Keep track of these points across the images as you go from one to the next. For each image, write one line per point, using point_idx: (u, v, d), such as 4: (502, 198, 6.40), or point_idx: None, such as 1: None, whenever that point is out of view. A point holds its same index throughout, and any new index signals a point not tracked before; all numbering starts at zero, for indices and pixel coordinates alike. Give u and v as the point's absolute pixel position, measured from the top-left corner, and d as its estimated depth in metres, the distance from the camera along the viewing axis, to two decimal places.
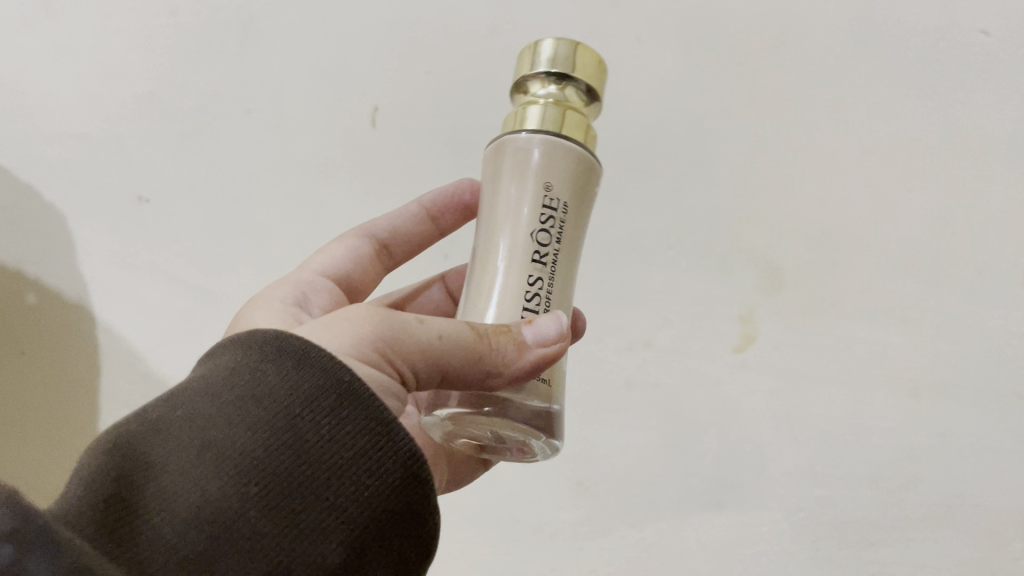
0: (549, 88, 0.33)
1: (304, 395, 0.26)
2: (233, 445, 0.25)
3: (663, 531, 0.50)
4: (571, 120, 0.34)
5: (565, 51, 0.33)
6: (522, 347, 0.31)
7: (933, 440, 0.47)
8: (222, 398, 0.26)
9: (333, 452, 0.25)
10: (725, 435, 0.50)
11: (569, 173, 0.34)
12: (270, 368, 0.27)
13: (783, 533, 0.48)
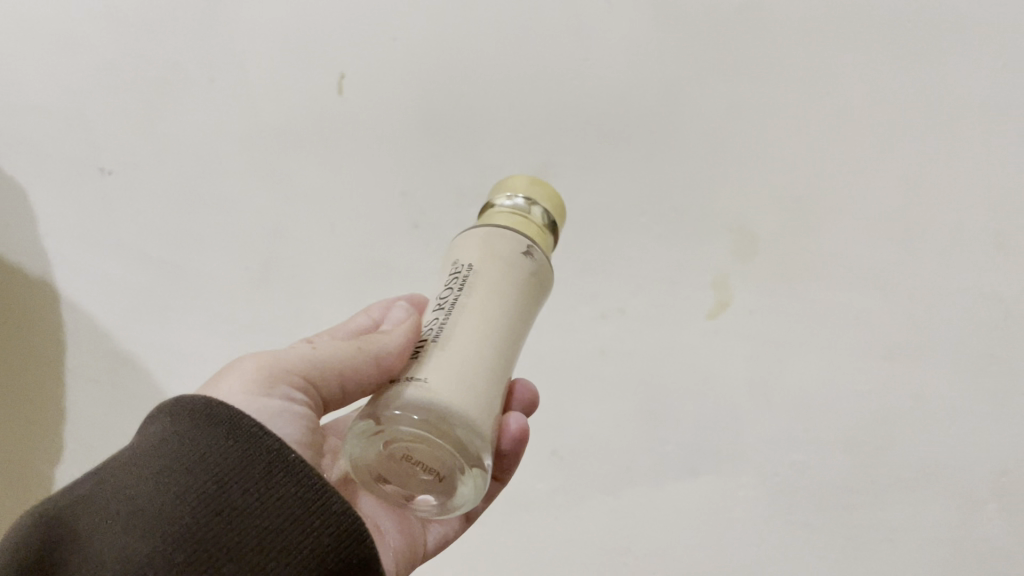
0: (516, 200, 0.34)
1: (234, 461, 0.27)
2: (155, 522, 0.25)
3: (639, 500, 0.49)
4: (524, 224, 0.34)
5: (530, 183, 0.35)
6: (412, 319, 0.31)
7: (908, 404, 0.47)
8: (145, 467, 0.27)
9: (263, 516, 0.26)
10: (701, 403, 0.50)
11: (495, 253, 0.32)
12: (200, 434, 0.28)
13: (761, 499, 0.48)
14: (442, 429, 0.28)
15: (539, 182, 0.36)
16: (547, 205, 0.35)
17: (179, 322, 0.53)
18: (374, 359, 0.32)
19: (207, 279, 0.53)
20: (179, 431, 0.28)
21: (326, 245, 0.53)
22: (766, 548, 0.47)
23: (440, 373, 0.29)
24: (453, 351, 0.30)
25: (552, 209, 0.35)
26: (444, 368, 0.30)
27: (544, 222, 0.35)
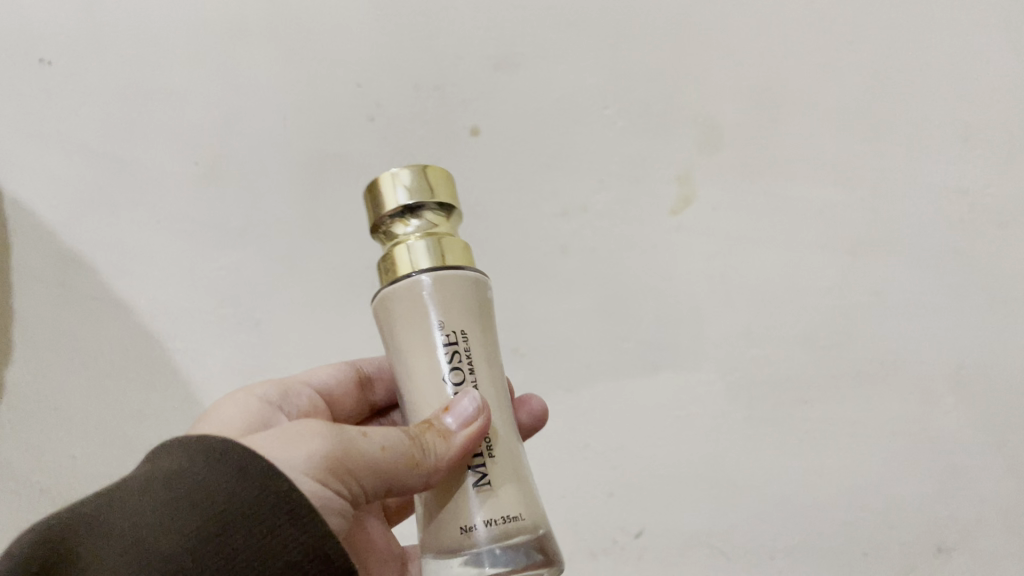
0: (411, 224, 0.32)
1: (239, 509, 0.25)
2: (155, 554, 0.24)
3: (599, 395, 0.49)
4: (441, 245, 0.31)
5: (411, 178, 0.31)
6: (446, 435, 0.30)
7: (868, 299, 0.47)
8: (158, 494, 0.26)
9: (259, 562, 0.25)
10: (661, 299, 0.49)
11: (471, 306, 0.32)
12: (208, 472, 0.26)
13: (718, 393, 0.48)
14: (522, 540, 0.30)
15: (413, 168, 0.32)
16: (440, 191, 0.32)
17: (126, 219, 0.50)
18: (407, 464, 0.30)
19: (153, 176, 0.50)
20: (193, 467, 0.26)
21: (280, 139, 0.50)
22: (727, 442, 0.48)
23: (504, 511, 0.30)
24: (506, 448, 0.32)
25: (443, 185, 0.32)
26: (510, 501, 0.30)
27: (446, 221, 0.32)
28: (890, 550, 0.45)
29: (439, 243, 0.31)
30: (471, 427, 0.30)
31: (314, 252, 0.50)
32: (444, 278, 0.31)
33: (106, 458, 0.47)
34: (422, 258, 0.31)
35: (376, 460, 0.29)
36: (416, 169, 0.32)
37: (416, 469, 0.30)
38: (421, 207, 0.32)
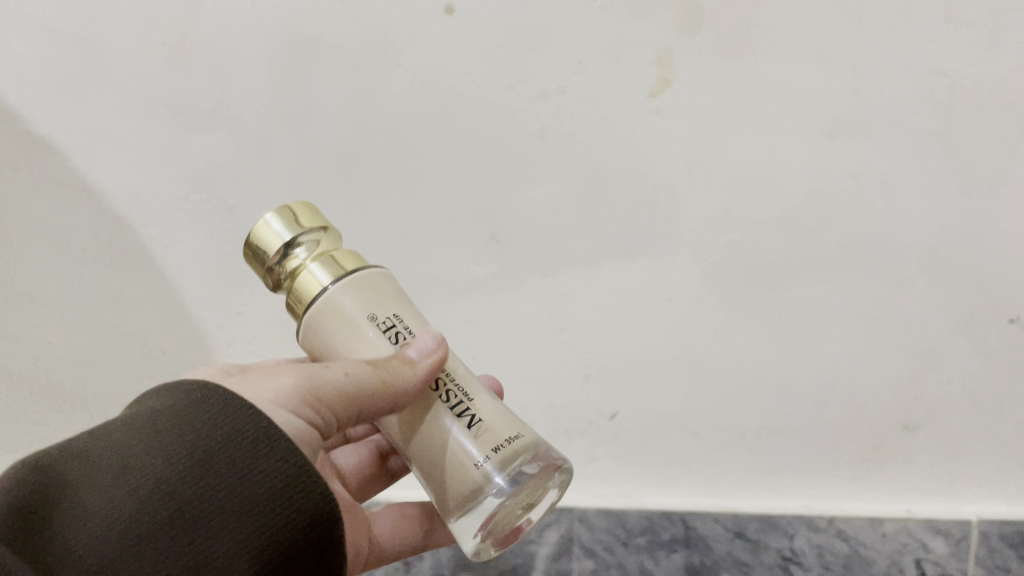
0: (304, 255, 0.32)
1: (219, 439, 0.28)
2: (148, 477, 0.27)
3: (576, 280, 0.50)
4: (340, 262, 0.32)
5: (284, 218, 0.32)
6: (411, 362, 0.31)
7: (845, 181, 0.47)
8: (150, 430, 0.28)
9: (242, 484, 0.27)
10: (640, 184, 0.48)
11: (394, 296, 0.33)
12: (192, 411, 0.29)
13: (694, 278, 0.49)
14: (523, 457, 0.32)
15: (278, 212, 0.32)
16: (311, 219, 0.33)
17: (93, 101, 0.48)
18: (379, 389, 0.30)
19: (118, 58, 0.47)
20: (179, 406, 0.29)
21: (246, 17, 0.46)
22: (703, 326, 0.49)
23: (505, 444, 0.32)
24: (479, 393, 0.33)
25: (310, 214, 0.33)
26: (498, 428, 0.32)
27: (330, 242, 0.33)
28: (856, 427, 0.49)
29: (336, 261, 0.32)
30: (434, 356, 0.32)
31: (282, 135, 0.48)
32: (364, 284, 0.32)
33: (86, 348, 0.50)
34: (327, 275, 0.32)
35: (344, 390, 0.30)
36: (280, 210, 0.32)
37: (383, 394, 0.30)
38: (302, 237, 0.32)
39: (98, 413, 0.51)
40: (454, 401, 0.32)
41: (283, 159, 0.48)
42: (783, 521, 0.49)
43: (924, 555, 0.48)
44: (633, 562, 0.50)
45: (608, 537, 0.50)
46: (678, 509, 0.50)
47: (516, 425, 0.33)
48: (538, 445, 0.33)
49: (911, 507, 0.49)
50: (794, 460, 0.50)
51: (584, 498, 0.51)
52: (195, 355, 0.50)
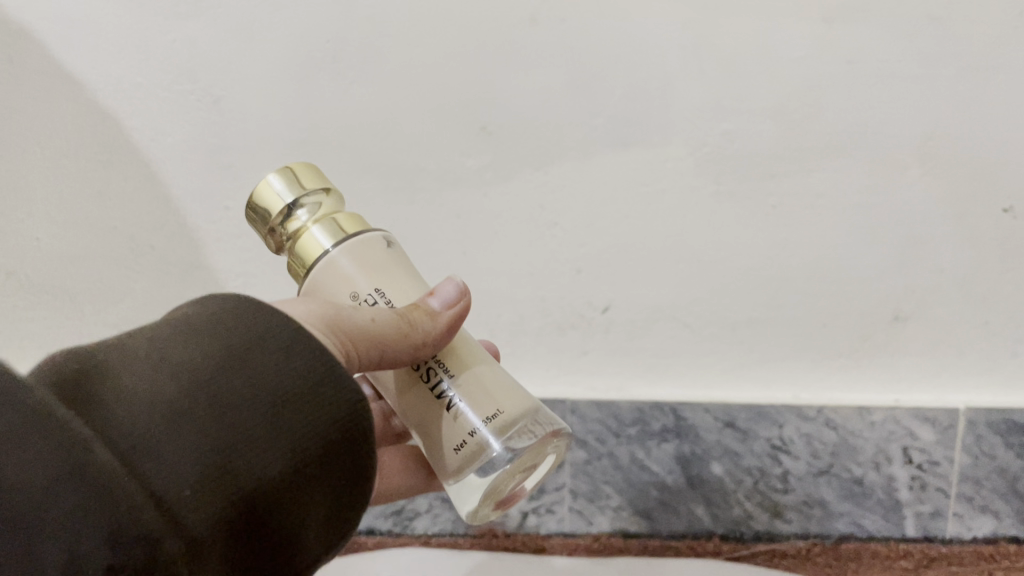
0: (303, 217, 0.32)
1: (257, 337, 0.26)
2: (184, 368, 0.25)
3: (568, 174, 0.48)
4: (336, 226, 0.32)
5: (286, 180, 0.32)
6: (434, 314, 0.32)
7: (842, 69, 0.45)
8: (172, 335, 0.26)
9: (283, 380, 0.26)
10: (634, 73, 0.46)
11: (386, 265, 0.33)
12: (217, 314, 0.27)
13: (688, 169, 0.47)
14: (520, 425, 0.32)
15: (281, 173, 0.32)
16: (314, 181, 0.33)
17: None
18: (403, 337, 0.31)
19: None
20: (204, 310, 0.27)
21: None
22: (693, 219, 0.48)
23: (498, 411, 0.32)
24: (478, 362, 0.34)
25: (313, 174, 0.33)
26: (495, 397, 0.32)
27: (333, 205, 0.33)
28: (847, 318, 0.49)
29: (333, 224, 0.32)
30: (456, 312, 0.33)
31: (258, 24, 0.45)
32: (365, 252, 0.32)
33: (77, 242, 0.50)
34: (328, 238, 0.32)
35: (369, 330, 0.30)
36: (285, 170, 0.33)
37: (405, 342, 0.31)
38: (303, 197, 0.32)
39: (88, 307, 0.51)
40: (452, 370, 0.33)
41: (257, 50, 0.46)
42: (773, 411, 0.49)
43: (911, 443, 0.49)
44: (624, 452, 0.50)
45: (599, 428, 0.50)
46: (669, 399, 0.50)
47: (515, 393, 0.33)
48: (536, 412, 0.33)
49: (899, 396, 0.49)
50: (786, 351, 0.50)
51: (578, 391, 0.51)
52: (182, 251, 0.49)
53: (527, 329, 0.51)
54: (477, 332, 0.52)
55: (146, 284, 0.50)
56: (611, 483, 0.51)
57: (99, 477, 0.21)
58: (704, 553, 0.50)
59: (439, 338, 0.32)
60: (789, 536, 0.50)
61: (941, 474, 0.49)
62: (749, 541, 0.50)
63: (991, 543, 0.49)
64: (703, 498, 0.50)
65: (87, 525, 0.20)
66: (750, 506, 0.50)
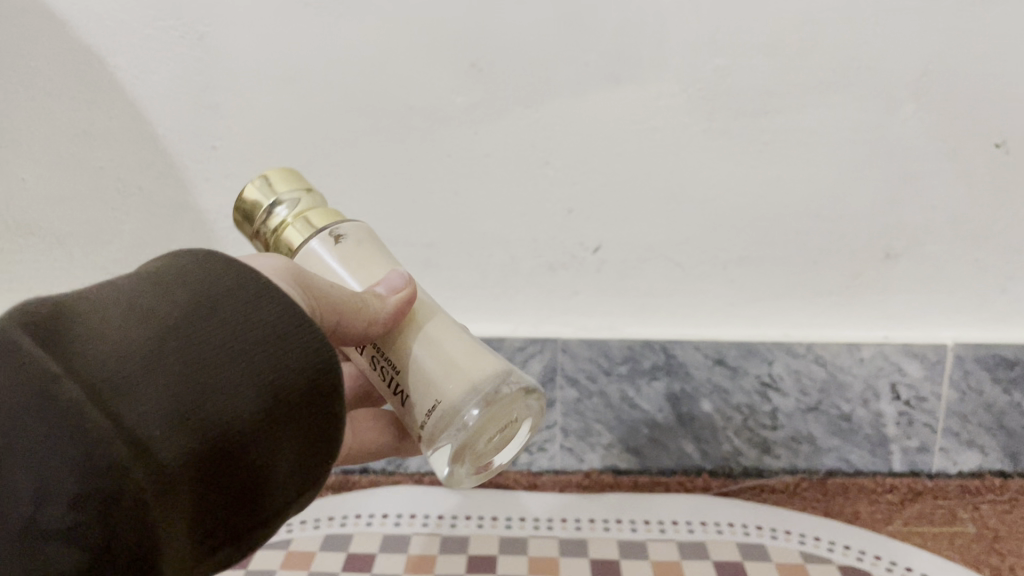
0: (277, 216, 0.35)
1: (225, 289, 0.27)
2: (155, 315, 0.25)
3: (559, 113, 0.46)
4: (304, 222, 0.35)
5: (258, 188, 0.35)
6: (385, 290, 0.33)
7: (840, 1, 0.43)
8: (143, 287, 0.26)
9: (252, 327, 0.26)
10: (625, 5, 0.43)
11: (349, 253, 0.35)
12: (188, 267, 0.27)
13: (681, 107, 0.46)
14: (490, 384, 0.33)
15: (255, 182, 0.36)
16: (286, 184, 0.36)
17: None
18: (358, 313, 0.32)
19: None
20: (195, 257, 0.28)
21: None
22: (687, 155, 0.47)
23: (466, 373, 0.33)
24: (447, 331, 0.35)
25: (285, 178, 0.36)
26: (464, 361, 0.33)
27: (306, 202, 0.36)
28: (837, 255, 0.49)
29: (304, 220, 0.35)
30: (408, 288, 0.34)
31: None
32: (339, 243, 0.35)
33: (64, 182, 0.49)
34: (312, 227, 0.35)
35: (325, 295, 0.31)
36: (258, 179, 0.36)
37: (360, 314, 0.32)
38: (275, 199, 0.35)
39: (77, 249, 0.51)
40: (418, 340, 0.34)
41: None
42: (763, 348, 0.49)
43: (899, 378, 0.49)
44: (615, 390, 0.51)
45: (591, 366, 0.51)
46: (659, 337, 0.50)
47: (485, 357, 0.34)
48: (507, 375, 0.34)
49: (887, 333, 0.50)
50: (773, 288, 0.50)
51: (569, 331, 0.51)
52: (172, 191, 0.49)
53: (518, 270, 0.51)
54: (469, 273, 0.51)
55: (134, 225, 0.50)
56: (602, 421, 0.51)
57: (69, 413, 0.22)
58: (693, 488, 0.51)
59: (391, 312, 0.33)
60: (778, 472, 0.51)
61: (928, 410, 0.49)
62: (738, 476, 0.51)
63: (977, 478, 0.50)
64: (692, 435, 0.51)
65: (57, 455, 0.21)
66: (739, 442, 0.51)
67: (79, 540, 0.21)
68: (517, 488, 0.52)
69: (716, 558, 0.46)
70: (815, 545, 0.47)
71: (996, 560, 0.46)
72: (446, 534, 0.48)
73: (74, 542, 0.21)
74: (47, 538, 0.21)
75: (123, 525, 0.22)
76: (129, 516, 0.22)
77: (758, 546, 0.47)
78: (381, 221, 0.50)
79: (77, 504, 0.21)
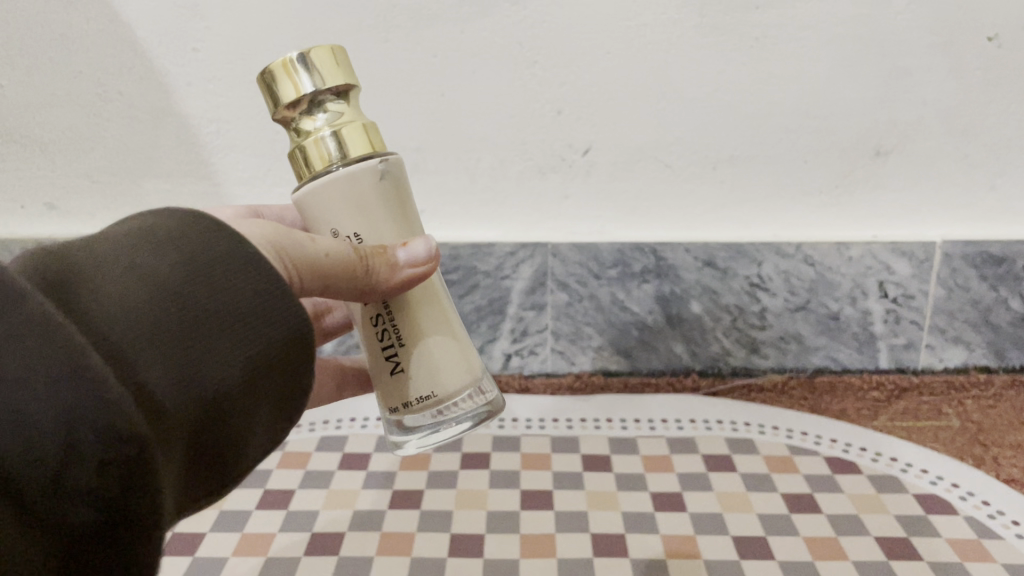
0: (318, 119, 0.29)
1: (215, 253, 0.24)
2: (143, 280, 0.22)
3: (545, 10, 0.44)
4: (348, 141, 0.29)
5: (311, 73, 0.28)
6: (394, 266, 0.30)
7: None
8: (122, 248, 0.23)
9: (240, 297, 0.24)
10: None
11: (376, 196, 0.31)
12: (169, 227, 0.24)
13: (671, 2, 0.44)
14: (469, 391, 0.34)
15: (310, 58, 0.28)
16: (341, 83, 0.29)
17: None
18: (354, 284, 0.30)
19: None
20: (180, 219, 0.25)
21: None
22: (677, 54, 0.45)
23: (442, 390, 0.33)
24: (442, 322, 0.33)
25: (338, 75, 0.29)
26: (454, 366, 0.33)
27: (351, 113, 0.29)
28: (828, 153, 0.48)
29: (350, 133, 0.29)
30: (422, 268, 0.31)
31: None
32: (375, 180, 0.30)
33: (39, 90, 0.47)
34: (342, 151, 0.29)
35: (319, 265, 0.29)
36: (313, 55, 0.28)
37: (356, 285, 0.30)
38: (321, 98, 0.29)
39: (61, 157, 0.50)
40: (410, 331, 0.32)
41: None
42: (751, 248, 0.50)
43: (887, 277, 0.50)
44: (605, 293, 0.51)
45: (581, 270, 0.51)
46: (649, 240, 0.50)
47: (468, 358, 0.34)
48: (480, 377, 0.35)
49: (876, 232, 0.50)
50: (765, 187, 0.49)
51: (559, 235, 0.51)
52: (153, 96, 0.47)
53: (507, 173, 0.49)
54: (457, 177, 0.49)
55: (118, 132, 0.48)
56: (592, 324, 0.52)
57: (89, 382, 0.19)
58: (683, 388, 0.53)
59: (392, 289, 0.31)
60: (766, 371, 0.52)
61: (915, 307, 0.50)
62: (727, 376, 0.53)
63: (963, 373, 0.52)
64: (681, 336, 0.52)
65: (82, 420, 0.19)
66: (728, 342, 0.52)
67: (90, 507, 0.20)
68: (508, 391, 0.53)
69: (704, 451, 0.47)
70: (801, 439, 0.48)
71: (979, 450, 0.46)
72: None
73: (85, 508, 0.19)
74: (65, 502, 0.19)
75: (133, 494, 0.20)
76: (140, 488, 0.20)
77: (746, 440, 0.48)
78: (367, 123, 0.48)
79: (90, 473, 0.19)
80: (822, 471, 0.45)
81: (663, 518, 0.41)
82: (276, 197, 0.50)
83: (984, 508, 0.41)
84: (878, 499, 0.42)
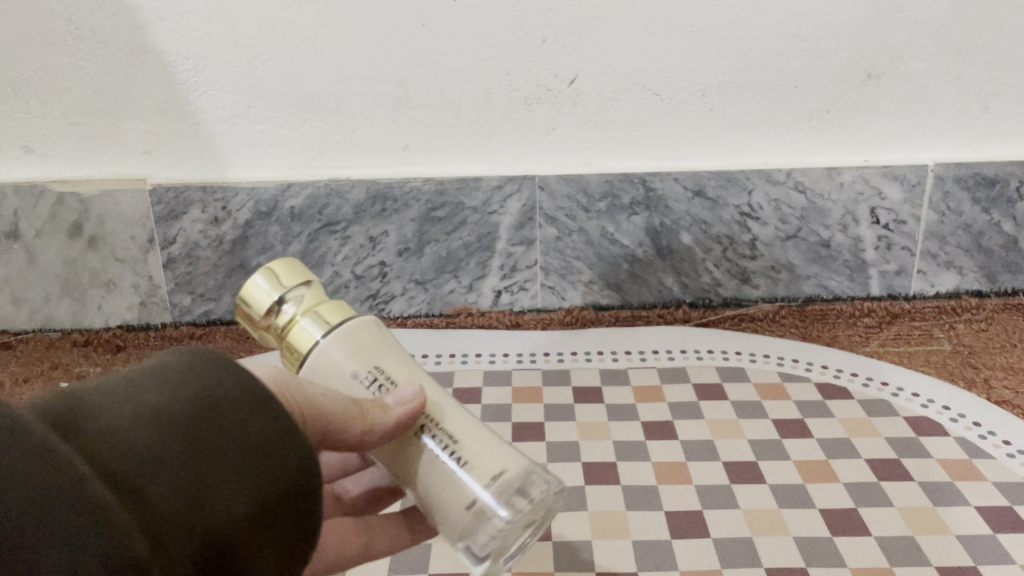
0: (284, 307, 0.26)
1: (225, 391, 0.21)
2: (151, 417, 0.19)
3: None
4: (319, 319, 0.26)
5: (278, 308, 0.26)
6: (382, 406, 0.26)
7: None
8: (133, 388, 0.20)
9: (250, 437, 0.20)
10: None
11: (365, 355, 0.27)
12: (180, 364, 0.21)
13: None
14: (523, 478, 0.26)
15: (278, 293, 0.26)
16: (318, 308, 0.27)
17: None
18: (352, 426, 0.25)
19: None
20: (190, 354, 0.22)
21: None
22: None
23: (487, 465, 0.26)
24: (472, 433, 0.26)
25: (309, 295, 0.27)
26: (492, 458, 0.26)
27: (320, 301, 0.27)
28: (819, 75, 0.47)
29: (322, 315, 0.27)
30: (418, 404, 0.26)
31: None
32: (359, 344, 0.27)
33: (10, 27, 0.46)
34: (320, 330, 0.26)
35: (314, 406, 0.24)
36: (275, 282, 0.26)
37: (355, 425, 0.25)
38: (292, 308, 0.26)
39: (35, 99, 0.48)
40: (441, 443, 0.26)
41: None
42: (741, 177, 0.49)
43: (879, 202, 0.49)
44: (595, 227, 0.51)
45: (570, 203, 0.50)
46: (639, 170, 0.50)
47: (508, 450, 0.26)
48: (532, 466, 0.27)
49: (869, 157, 0.49)
50: (755, 112, 0.48)
51: (546, 168, 0.50)
52: (126, 33, 0.46)
53: (492, 105, 0.48)
54: (442, 111, 0.48)
55: (92, 71, 0.47)
56: (582, 259, 0.52)
57: (84, 504, 0.16)
58: (673, 320, 0.52)
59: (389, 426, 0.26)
60: (756, 300, 0.52)
61: (907, 233, 0.50)
62: (717, 307, 0.52)
63: (955, 298, 0.52)
64: (672, 268, 0.52)
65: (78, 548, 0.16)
66: (718, 273, 0.52)
67: None
68: (498, 327, 0.53)
69: (695, 380, 0.47)
70: (792, 366, 0.48)
71: (971, 373, 0.46)
72: (431, 370, 0.49)
73: None
74: None
75: None
76: None
77: (737, 369, 0.48)
78: (347, 55, 0.46)
79: None
80: (814, 397, 0.45)
81: (655, 447, 0.41)
82: (257, 135, 0.49)
83: (976, 429, 0.42)
84: (870, 423, 0.42)
